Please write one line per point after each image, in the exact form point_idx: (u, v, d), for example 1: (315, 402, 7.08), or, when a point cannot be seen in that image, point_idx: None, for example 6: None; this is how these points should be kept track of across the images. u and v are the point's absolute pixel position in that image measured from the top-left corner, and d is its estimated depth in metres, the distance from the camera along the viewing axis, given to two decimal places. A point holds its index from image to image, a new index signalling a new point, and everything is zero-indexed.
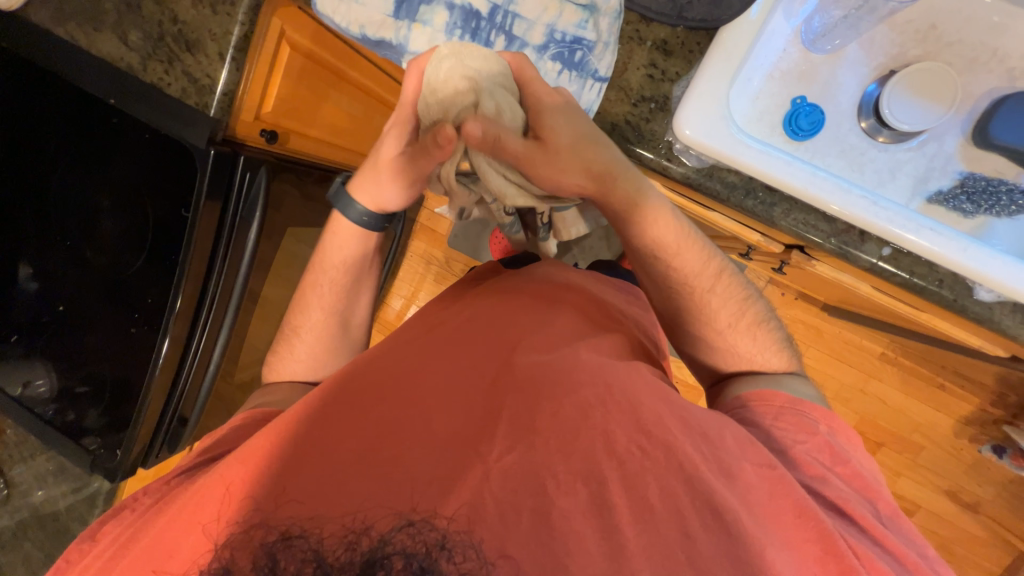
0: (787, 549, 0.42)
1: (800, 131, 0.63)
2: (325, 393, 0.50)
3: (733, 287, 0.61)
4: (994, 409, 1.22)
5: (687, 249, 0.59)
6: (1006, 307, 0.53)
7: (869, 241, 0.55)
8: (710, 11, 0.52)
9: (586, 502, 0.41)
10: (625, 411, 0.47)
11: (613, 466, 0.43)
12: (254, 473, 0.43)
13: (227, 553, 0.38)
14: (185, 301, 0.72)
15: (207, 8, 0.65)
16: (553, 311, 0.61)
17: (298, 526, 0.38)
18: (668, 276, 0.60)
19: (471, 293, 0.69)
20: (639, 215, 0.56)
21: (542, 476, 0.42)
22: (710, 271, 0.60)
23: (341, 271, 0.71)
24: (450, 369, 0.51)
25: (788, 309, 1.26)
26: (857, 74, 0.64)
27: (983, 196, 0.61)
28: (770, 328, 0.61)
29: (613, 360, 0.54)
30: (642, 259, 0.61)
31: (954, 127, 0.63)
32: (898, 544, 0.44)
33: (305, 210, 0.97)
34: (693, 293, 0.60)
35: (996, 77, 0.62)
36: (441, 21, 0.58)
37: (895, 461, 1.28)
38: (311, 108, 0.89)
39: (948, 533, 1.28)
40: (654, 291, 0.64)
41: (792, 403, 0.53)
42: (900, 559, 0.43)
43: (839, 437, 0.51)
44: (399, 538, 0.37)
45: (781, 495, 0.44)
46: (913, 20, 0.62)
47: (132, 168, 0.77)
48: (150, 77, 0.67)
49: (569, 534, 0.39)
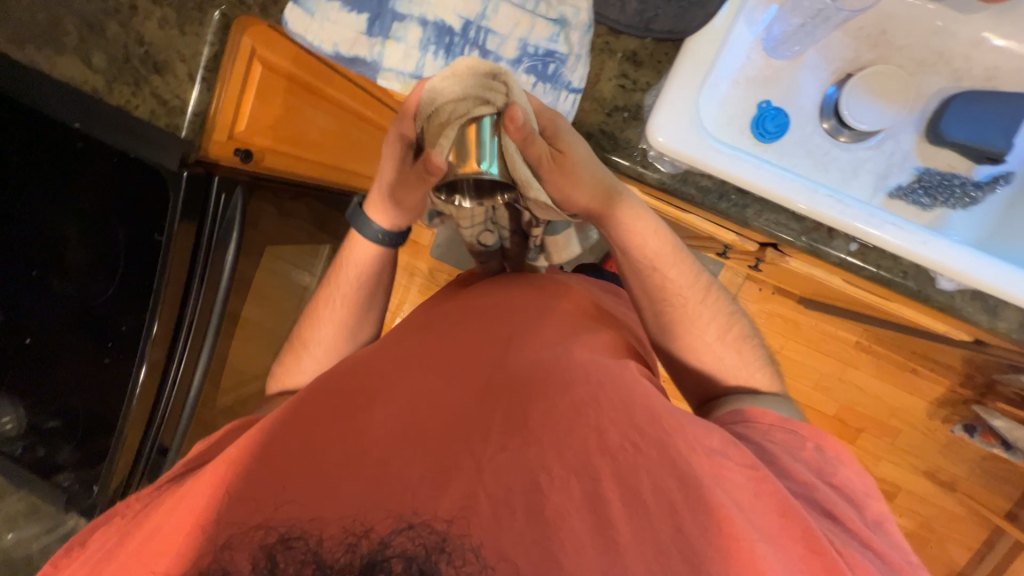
0: (782, 548, 0.42)
1: (767, 133, 0.66)
2: (319, 402, 0.49)
3: (721, 303, 0.63)
4: (964, 390, 1.27)
5: (680, 263, 0.61)
6: (966, 295, 0.56)
7: (837, 237, 0.57)
8: (675, 22, 0.53)
9: (579, 497, 0.41)
10: (619, 408, 0.48)
11: (604, 460, 0.44)
12: (245, 473, 0.42)
13: (225, 556, 0.37)
14: (160, 328, 0.71)
15: (174, 30, 0.64)
16: (543, 311, 0.61)
17: (298, 528, 0.38)
18: (659, 290, 0.62)
19: (455, 297, 0.69)
20: (629, 231, 0.58)
21: (536, 472, 0.42)
22: (698, 287, 0.62)
23: (353, 288, 0.71)
24: (443, 379, 0.51)
25: (766, 304, 1.30)
26: (817, 78, 0.67)
27: (939, 189, 0.65)
28: (753, 345, 0.63)
29: (610, 360, 0.54)
30: (638, 274, 0.62)
31: (909, 126, 0.66)
32: (862, 526, 0.46)
33: (284, 227, 0.95)
34: (682, 308, 0.62)
35: (944, 78, 0.66)
36: (415, 38, 0.58)
37: (874, 445, 1.33)
38: (286, 124, 0.88)
39: (927, 512, 1.34)
40: (648, 308, 0.64)
41: (781, 420, 0.54)
42: (865, 542, 0.46)
43: (827, 453, 0.52)
44: (399, 540, 0.36)
45: (765, 494, 0.44)
46: (865, 26, 0.66)
47: (100, 191, 0.74)
48: (117, 100, 0.66)
49: (562, 527, 0.40)
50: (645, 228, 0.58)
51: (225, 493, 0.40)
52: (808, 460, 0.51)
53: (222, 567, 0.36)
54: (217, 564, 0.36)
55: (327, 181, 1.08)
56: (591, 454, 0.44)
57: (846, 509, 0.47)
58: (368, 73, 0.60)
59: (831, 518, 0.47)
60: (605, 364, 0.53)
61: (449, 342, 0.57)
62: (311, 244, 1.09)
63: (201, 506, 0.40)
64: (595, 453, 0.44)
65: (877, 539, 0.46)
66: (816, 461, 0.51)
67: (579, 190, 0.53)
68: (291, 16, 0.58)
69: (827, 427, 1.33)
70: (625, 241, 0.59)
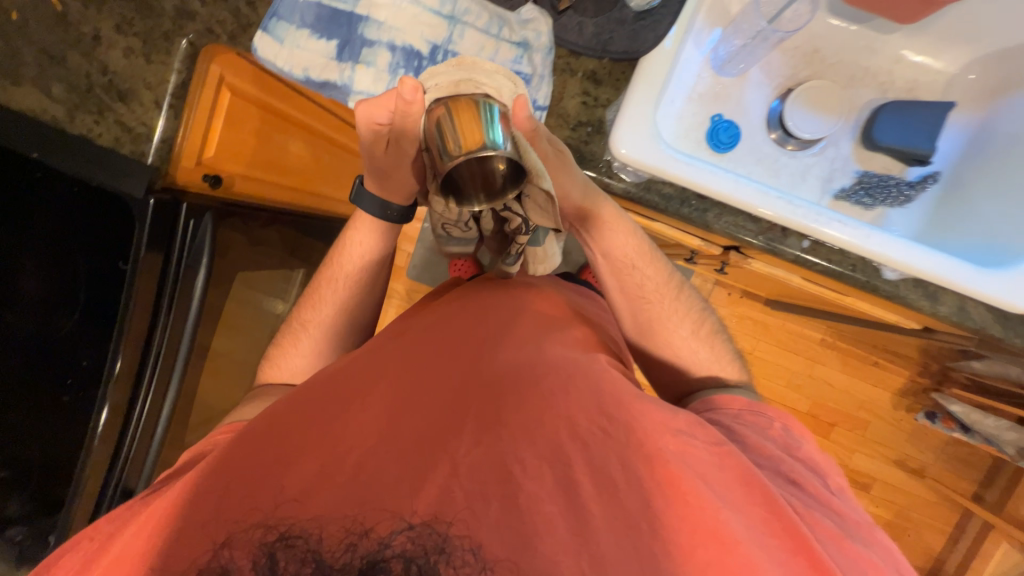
0: (765, 536, 0.43)
1: (722, 144, 0.70)
2: (308, 401, 0.50)
3: (693, 300, 0.67)
4: (923, 378, 1.34)
5: (653, 263, 0.64)
6: (908, 283, 0.60)
7: (790, 235, 0.61)
8: (629, 44, 0.58)
9: (552, 485, 0.43)
10: (588, 398, 0.49)
11: (577, 448, 0.46)
12: (240, 478, 0.43)
13: (226, 554, 0.39)
14: (124, 363, 0.68)
15: (139, 58, 0.63)
16: (518, 311, 0.62)
17: (297, 526, 0.39)
18: (635, 290, 0.65)
19: (436, 300, 0.70)
20: (606, 232, 0.61)
21: (508, 463, 0.43)
22: (672, 288, 0.65)
23: (357, 267, 0.69)
24: (427, 385, 0.51)
25: (735, 308, 1.35)
26: (762, 93, 0.73)
27: (878, 190, 0.70)
28: (724, 341, 0.66)
29: (581, 355, 0.56)
30: (616, 278, 0.65)
31: (846, 133, 0.72)
32: (822, 487, 0.50)
33: (256, 253, 0.94)
34: (657, 308, 0.65)
35: (872, 90, 0.72)
36: (385, 62, 0.60)
37: (848, 439, 1.38)
38: (255, 151, 0.87)
39: (902, 500, 1.39)
40: (627, 313, 0.66)
41: (750, 406, 0.56)
42: (826, 501, 0.49)
43: (793, 431, 0.54)
44: (399, 540, 0.38)
45: (729, 467, 0.46)
46: (799, 45, 0.72)
47: (57, 221, 0.72)
48: (79, 129, 0.64)
49: (539, 512, 0.41)
50: (622, 230, 0.62)
51: (221, 499, 0.42)
52: (775, 437, 0.53)
53: (224, 565, 0.38)
54: (218, 562, 0.38)
55: (299, 206, 1.07)
56: (565, 443, 0.46)
57: (808, 475, 0.50)
58: (338, 96, 0.62)
59: (796, 484, 0.49)
60: (575, 358, 0.55)
61: (431, 343, 0.58)
62: (284, 269, 1.07)
63: (193, 514, 0.41)
64: (566, 441, 0.46)
65: (837, 499, 0.49)
66: (783, 437, 0.53)
67: (575, 185, 0.55)
68: (259, 42, 0.60)
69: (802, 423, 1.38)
70: (604, 243, 0.62)
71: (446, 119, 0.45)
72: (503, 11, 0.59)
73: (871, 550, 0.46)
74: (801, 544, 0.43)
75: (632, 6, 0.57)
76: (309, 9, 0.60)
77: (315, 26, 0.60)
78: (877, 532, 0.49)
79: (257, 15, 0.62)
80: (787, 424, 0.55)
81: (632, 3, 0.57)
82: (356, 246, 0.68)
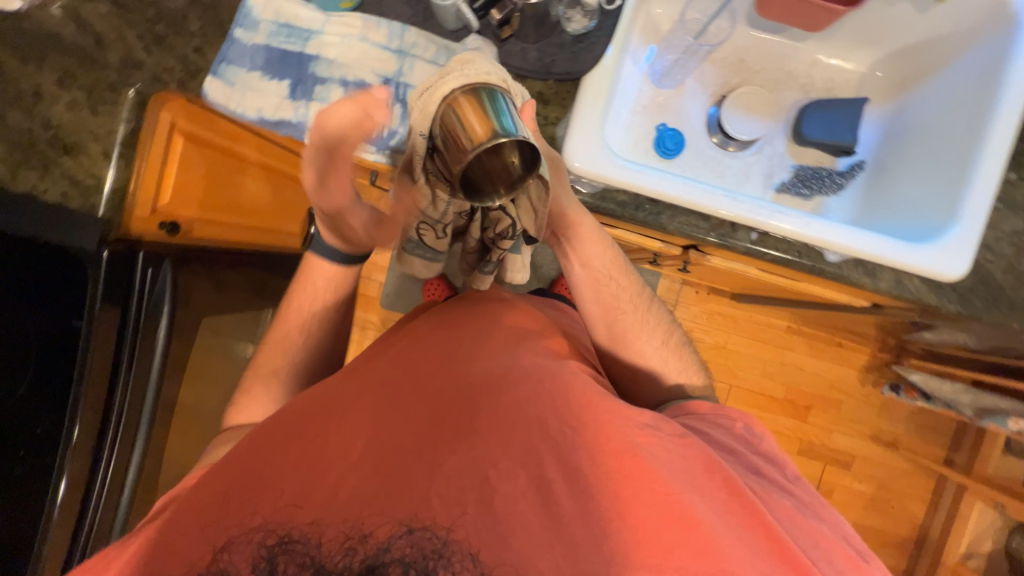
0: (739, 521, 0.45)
1: (669, 151, 0.75)
2: (298, 409, 0.53)
3: (660, 314, 0.69)
4: (883, 354, 1.41)
5: (626, 276, 0.67)
6: (850, 263, 0.65)
7: (739, 229, 0.65)
8: (570, 65, 0.62)
9: (525, 483, 0.46)
10: (557, 399, 0.51)
11: (547, 446, 0.48)
12: (236, 493, 0.45)
13: (225, 557, 0.42)
14: (80, 435, 0.64)
15: (84, 110, 0.63)
16: (494, 324, 0.63)
17: (295, 530, 0.42)
18: (607, 300, 0.66)
19: (413, 319, 0.70)
20: (581, 242, 0.63)
21: (485, 469, 0.46)
22: (639, 300, 0.67)
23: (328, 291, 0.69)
24: (409, 404, 0.52)
25: (704, 305, 1.40)
26: (699, 101, 0.78)
27: (813, 181, 0.77)
28: (688, 353, 0.69)
29: (549, 361, 0.57)
30: (593, 282, 0.66)
31: (778, 132, 0.78)
32: (781, 476, 0.54)
33: (221, 297, 0.92)
34: (627, 317, 0.66)
35: (796, 92, 0.79)
36: (338, 97, 0.62)
37: (824, 420, 1.43)
38: (213, 194, 0.87)
39: (882, 473, 1.44)
40: (598, 320, 0.67)
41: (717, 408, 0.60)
42: (780, 484, 0.54)
43: (755, 428, 0.59)
44: (399, 545, 0.41)
45: (693, 455, 0.50)
46: (726, 56, 0.78)
47: None
48: (22, 186, 0.63)
49: (513, 511, 0.44)
50: (596, 240, 0.64)
51: (220, 515, 0.44)
52: (740, 434, 0.58)
53: (222, 566, 0.42)
54: (217, 564, 0.41)
55: (267, 244, 1.05)
56: (539, 445, 0.48)
57: (768, 467, 0.55)
58: (293, 134, 0.63)
59: (760, 474, 0.54)
60: (548, 367, 0.55)
61: (411, 358, 0.58)
62: (252, 311, 1.05)
63: (195, 524, 0.44)
64: (539, 441, 0.48)
65: (794, 484, 0.54)
66: (744, 435, 0.58)
67: (564, 194, 0.59)
68: (210, 87, 0.61)
69: (780, 409, 1.43)
70: (578, 253, 0.64)
71: (453, 110, 0.42)
72: (449, 43, 0.62)
73: (820, 522, 0.51)
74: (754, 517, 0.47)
75: (569, 31, 0.62)
76: (258, 52, 0.62)
77: (266, 68, 0.62)
78: (828, 509, 0.53)
79: (205, 60, 0.63)
80: (749, 422, 0.59)
81: (569, 28, 0.62)
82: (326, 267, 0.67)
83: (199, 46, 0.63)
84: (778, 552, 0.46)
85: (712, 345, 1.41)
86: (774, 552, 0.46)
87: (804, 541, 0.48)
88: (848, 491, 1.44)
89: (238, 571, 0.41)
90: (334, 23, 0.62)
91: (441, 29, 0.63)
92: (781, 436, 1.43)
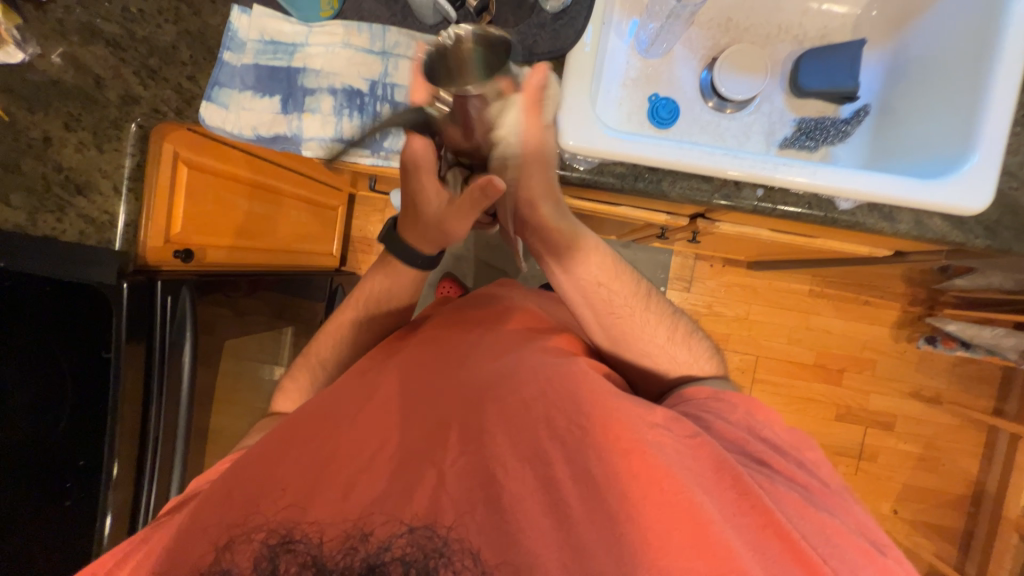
0: (752, 512, 0.44)
1: (664, 120, 0.74)
2: (305, 411, 0.54)
3: (663, 307, 0.65)
4: (915, 307, 1.36)
5: (621, 276, 0.62)
6: (864, 209, 0.63)
7: (743, 187, 0.63)
8: (553, 43, 0.61)
9: (535, 481, 0.46)
10: (566, 398, 0.51)
11: (557, 447, 0.48)
12: (239, 496, 0.45)
13: (227, 557, 0.41)
14: (122, 470, 0.67)
15: (92, 150, 0.65)
16: (499, 322, 0.64)
17: (297, 531, 0.42)
18: (608, 304, 0.62)
19: (422, 324, 0.68)
20: (575, 249, 0.60)
21: (493, 467, 0.46)
22: (640, 296, 0.63)
23: (355, 308, 0.69)
24: (421, 413, 0.52)
25: (721, 278, 1.38)
26: (690, 67, 0.77)
27: (817, 132, 0.75)
28: (699, 337, 0.65)
29: (561, 359, 0.56)
30: (571, 275, 0.62)
31: (776, 87, 0.76)
32: (788, 464, 0.50)
33: (243, 323, 0.94)
34: (631, 318, 0.62)
35: (790, 44, 0.77)
36: (328, 106, 0.63)
37: (860, 381, 1.39)
38: (228, 220, 0.90)
39: (928, 431, 1.38)
40: (588, 310, 0.63)
41: (717, 393, 0.57)
42: (790, 476, 0.50)
43: (759, 416, 0.55)
44: (399, 543, 0.40)
45: (703, 456, 0.47)
46: (712, 17, 0.77)
47: (19, 322, 0.68)
48: (42, 230, 0.65)
49: (522, 514, 0.43)
50: (587, 247, 0.61)
51: (221, 519, 0.44)
52: (741, 422, 0.54)
53: (223, 566, 0.41)
54: (220, 564, 0.41)
55: (278, 267, 1.08)
56: (546, 442, 0.48)
57: (775, 455, 0.51)
58: (290, 147, 0.64)
59: (762, 464, 0.50)
60: (556, 364, 0.55)
61: (423, 370, 0.58)
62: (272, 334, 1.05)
63: (194, 526, 0.44)
64: (547, 440, 0.48)
65: (803, 474, 0.50)
66: (748, 420, 0.54)
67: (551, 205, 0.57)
68: (205, 113, 0.62)
69: (811, 375, 1.38)
70: (568, 259, 0.61)
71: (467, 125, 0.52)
72: (431, 37, 0.63)
73: (832, 514, 0.47)
74: (769, 520, 0.44)
75: (548, 9, 0.61)
76: (247, 71, 0.63)
77: (257, 86, 0.63)
78: (840, 500, 0.49)
79: (198, 87, 0.64)
80: (752, 409, 0.55)
81: (548, 5, 0.61)
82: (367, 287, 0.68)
83: (192, 74, 0.64)
84: (786, 549, 0.43)
85: (733, 317, 1.38)
86: (783, 551, 0.43)
87: (815, 539, 0.45)
88: (893, 453, 1.39)
89: (239, 571, 0.40)
90: (317, 34, 0.63)
91: (420, 26, 0.63)
92: (816, 403, 1.38)
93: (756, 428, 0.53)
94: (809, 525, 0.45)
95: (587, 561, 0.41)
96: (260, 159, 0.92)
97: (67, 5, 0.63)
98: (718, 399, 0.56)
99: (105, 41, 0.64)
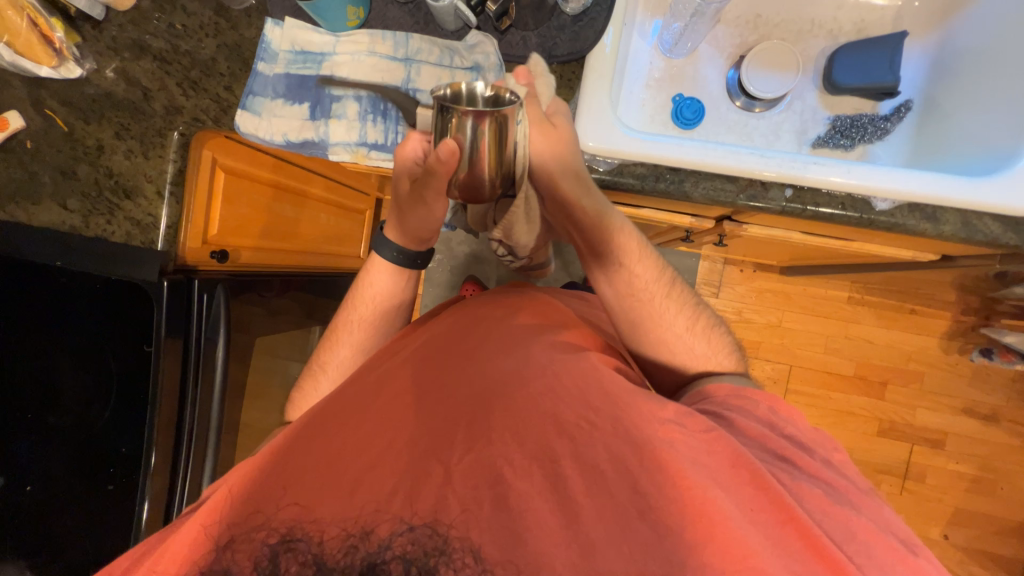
0: (775, 519, 0.42)
1: (689, 120, 0.72)
2: (314, 414, 0.55)
3: (684, 296, 0.63)
4: (967, 317, 1.27)
5: (644, 259, 0.62)
6: (904, 210, 0.59)
7: (771, 187, 0.60)
8: (572, 45, 0.61)
9: (542, 480, 0.45)
10: (576, 394, 0.51)
11: (567, 445, 0.47)
12: (240, 496, 0.45)
13: (227, 555, 0.40)
14: (159, 456, 0.70)
15: (139, 156, 0.70)
16: (510, 315, 0.66)
17: (297, 530, 0.41)
18: (629, 285, 0.61)
19: (423, 321, 0.72)
20: (605, 226, 0.58)
21: (500, 464, 0.45)
22: (663, 281, 0.62)
23: (368, 306, 0.70)
24: (428, 415, 0.52)
25: (752, 283, 1.33)
26: (716, 66, 0.75)
27: (853, 130, 0.71)
28: (720, 332, 0.63)
29: (570, 355, 0.57)
30: (586, 243, 0.61)
31: (808, 85, 0.73)
32: (814, 461, 0.48)
33: (274, 321, 0.98)
34: (652, 304, 0.61)
35: (823, 39, 0.74)
36: (353, 112, 0.66)
37: (906, 395, 1.30)
38: (260, 222, 0.95)
39: (984, 451, 1.28)
40: (606, 280, 0.62)
41: (735, 392, 0.55)
42: (817, 476, 0.47)
43: (781, 415, 0.53)
44: (399, 542, 0.39)
45: (719, 451, 0.46)
46: (740, 14, 0.74)
47: (75, 318, 0.74)
48: (94, 231, 0.70)
49: (528, 511, 0.42)
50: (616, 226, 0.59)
51: (216, 517, 0.43)
52: (763, 421, 0.52)
53: (223, 566, 0.39)
54: (220, 563, 0.39)
55: (309, 268, 1.13)
56: (555, 441, 0.48)
57: (799, 452, 0.49)
58: (318, 152, 0.67)
59: (785, 463, 0.48)
60: (568, 364, 0.55)
61: (439, 371, 0.58)
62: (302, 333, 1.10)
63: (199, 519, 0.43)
64: (556, 438, 0.48)
65: (829, 470, 0.48)
66: (772, 420, 0.52)
67: (572, 186, 0.55)
68: (241, 120, 0.66)
69: (851, 387, 1.31)
70: (591, 237, 0.60)
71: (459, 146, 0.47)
72: (452, 42, 0.64)
73: (866, 517, 0.44)
74: (795, 529, 0.41)
75: (568, 11, 0.61)
76: (279, 80, 0.66)
77: (288, 95, 0.66)
78: (873, 505, 0.46)
79: (235, 96, 0.68)
80: (774, 406, 0.53)
81: (566, 8, 0.61)
82: (369, 286, 0.69)
83: (229, 84, 0.68)
84: (812, 554, 0.40)
85: (766, 325, 1.33)
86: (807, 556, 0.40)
87: (842, 542, 0.42)
88: (944, 474, 1.29)
89: (239, 571, 0.39)
90: (344, 43, 0.65)
91: (441, 32, 0.65)
92: (856, 417, 1.31)
93: (776, 426, 0.51)
94: (840, 532, 0.42)
95: (598, 560, 0.40)
96: (291, 164, 0.96)
97: (119, 23, 0.68)
98: (737, 396, 0.54)
99: (153, 55, 0.68)
